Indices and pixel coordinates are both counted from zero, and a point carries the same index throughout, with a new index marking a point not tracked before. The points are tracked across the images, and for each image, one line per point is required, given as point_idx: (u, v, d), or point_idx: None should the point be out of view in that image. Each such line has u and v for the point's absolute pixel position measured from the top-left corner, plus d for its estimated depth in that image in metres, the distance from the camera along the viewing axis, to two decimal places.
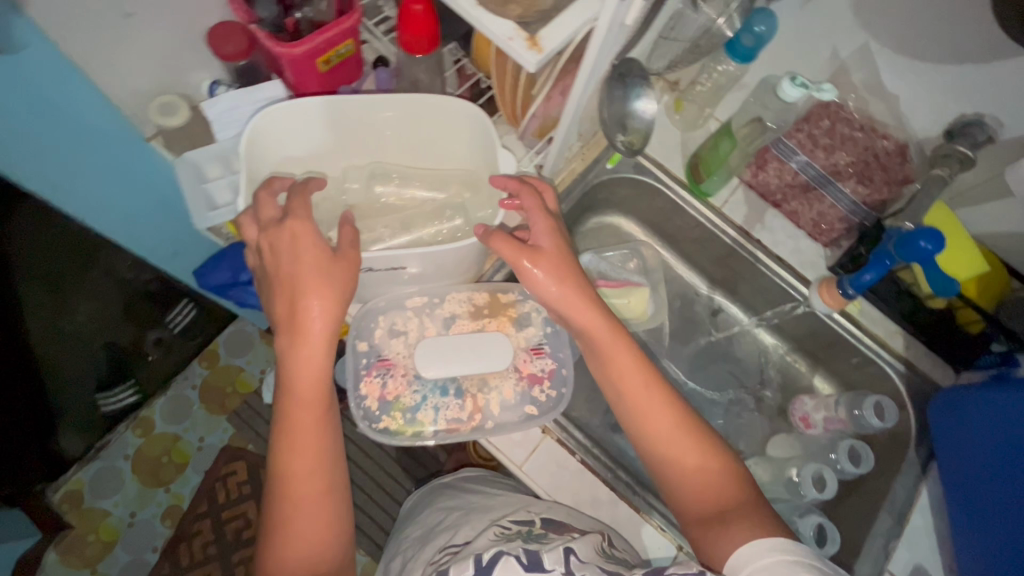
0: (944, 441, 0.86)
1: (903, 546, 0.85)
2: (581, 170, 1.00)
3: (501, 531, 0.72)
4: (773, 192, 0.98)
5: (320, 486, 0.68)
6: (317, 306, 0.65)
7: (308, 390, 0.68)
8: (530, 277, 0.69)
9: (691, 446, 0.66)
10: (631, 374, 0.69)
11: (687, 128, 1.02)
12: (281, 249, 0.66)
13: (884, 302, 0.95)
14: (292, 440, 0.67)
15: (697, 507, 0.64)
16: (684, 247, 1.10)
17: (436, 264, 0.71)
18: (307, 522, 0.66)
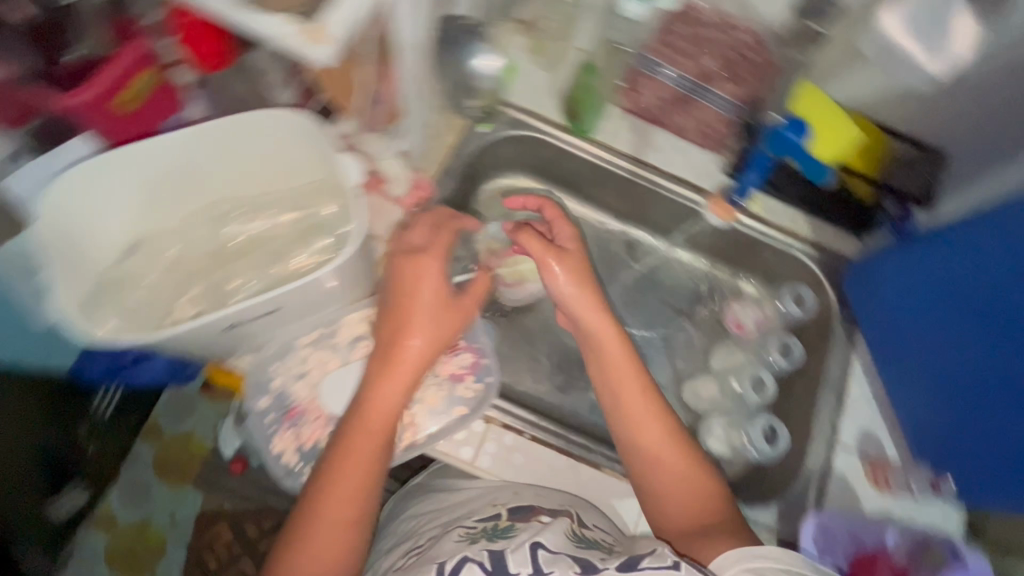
0: (880, 345, 0.90)
1: (847, 417, 0.90)
2: (456, 142, 0.93)
3: (466, 531, 0.71)
4: (653, 112, 0.96)
5: (345, 523, 0.64)
6: (414, 347, 0.67)
7: (381, 422, 0.66)
8: (547, 271, 0.76)
9: (681, 468, 0.71)
10: (634, 392, 0.73)
11: (552, 69, 0.97)
12: (403, 272, 0.68)
13: (782, 191, 0.96)
14: (340, 470, 0.64)
15: (681, 522, 0.70)
16: (584, 189, 1.06)
17: (310, 297, 0.66)
18: (318, 555, 0.63)
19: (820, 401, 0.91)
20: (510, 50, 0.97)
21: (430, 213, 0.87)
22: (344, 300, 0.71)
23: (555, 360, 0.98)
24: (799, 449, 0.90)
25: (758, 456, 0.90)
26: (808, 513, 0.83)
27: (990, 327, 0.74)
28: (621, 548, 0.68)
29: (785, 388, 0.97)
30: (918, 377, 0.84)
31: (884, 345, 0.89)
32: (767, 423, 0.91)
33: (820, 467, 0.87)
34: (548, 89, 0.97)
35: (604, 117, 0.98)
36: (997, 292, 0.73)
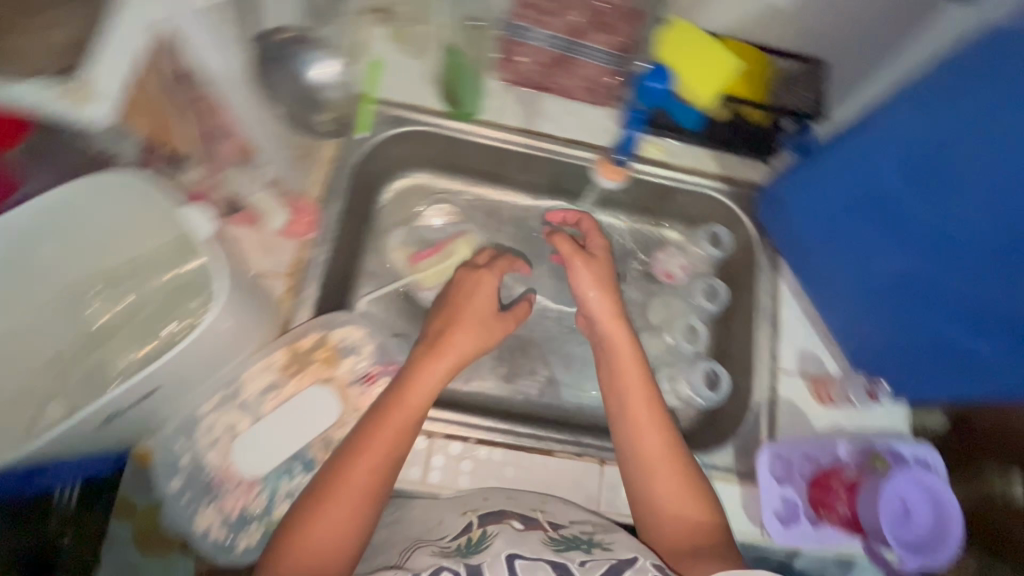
0: (823, 292, 0.89)
1: (784, 342, 0.91)
2: (336, 154, 0.87)
3: (439, 544, 0.67)
4: (536, 80, 0.92)
5: (356, 505, 0.64)
6: (460, 344, 0.76)
7: (417, 400, 0.70)
8: (580, 287, 0.85)
9: (678, 481, 0.71)
10: (639, 402, 0.75)
11: (418, 55, 0.92)
12: (463, 286, 0.83)
13: (681, 131, 0.93)
14: (369, 442, 0.66)
15: (672, 542, 0.68)
16: (486, 171, 1.01)
17: (190, 358, 0.61)
18: (322, 537, 0.62)
19: (755, 334, 0.91)
20: (372, 45, 0.91)
21: (323, 240, 0.83)
22: (236, 349, 0.68)
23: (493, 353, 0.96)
24: (745, 383, 0.90)
25: (703, 403, 0.92)
26: (762, 447, 0.83)
27: (894, 237, 0.74)
28: (600, 535, 0.69)
29: (725, 326, 0.97)
30: (852, 296, 0.84)
31: (809, 268, 0.90)
32: (708, 368, 0.92)
33: (767, 397, 0.88)
34: (422, 77, 0.92)
35: (489, 95, 0.93)
36: (889, 201, 0.72)
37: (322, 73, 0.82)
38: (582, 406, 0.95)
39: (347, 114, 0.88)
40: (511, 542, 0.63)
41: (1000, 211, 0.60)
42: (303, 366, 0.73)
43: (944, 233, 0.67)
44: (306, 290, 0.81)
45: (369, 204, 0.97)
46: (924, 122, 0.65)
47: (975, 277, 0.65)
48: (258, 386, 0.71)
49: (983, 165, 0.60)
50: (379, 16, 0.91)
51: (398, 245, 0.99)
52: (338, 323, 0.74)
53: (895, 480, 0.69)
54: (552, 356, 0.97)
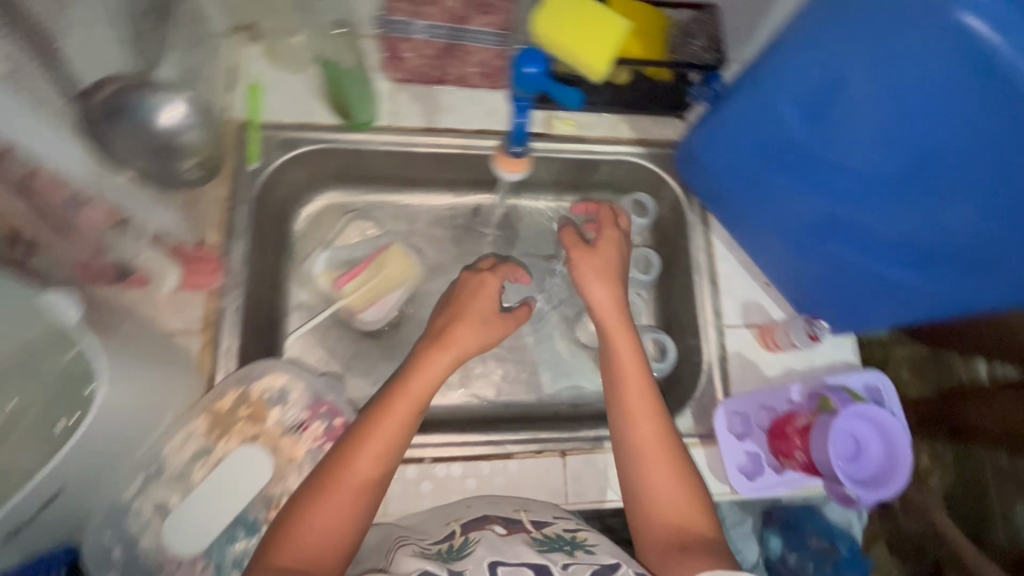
0: (770, 255, 0.86)
1: (725, 297, 0.90)
2: (230, 192, 0.82)
3: (421, 549, 0.66)
4: (428, 73, 0.88)
5: (355, 499, 0.63)
6: (466, 342, 0.75)
7: (415, 400, 0.69)
8: (583, 286, 0.81)
9: (672, 469, 0.68)
10: (634, 385, 0.73)
11: (299, 68, 0.87)
12: (463, 289, 0.80)
13: (588, 101, 0.90)
14: (372, 431, 0.66)
15: (659, 534, 0.66)
16: (399, 178, 0.97)
17: (98, 435, 0.57)
18: (319, 530, 0.61)
19: (696, 295, 0.90)
20: (248, 69, 0.86)
21: (234, 287, 0.79)
22: (146, 419, 0.64)
23: None
24: (692, 345, 0.90)
25: (656, 375, 0.90)
26: (717, 406, 0.84)
27: (799, 179, 0.72)
28: (582, 534, 0.69)
29: (667, 290, 0.96)
30: (776, 240, 0.83)
31: (730, 216, 0.88)
32: (655, 339, 0.89)
33: (717, 355, 0.87)
34: (307, 93, 0.87)
35: (380, 99, 0.89)
36: (790, 143, 0.70)
37: (172, 122, 0.72)
38: (538, 398, 0.94)
39: (235, 147, 0.83)
40: (494, 549, 0.62)
41: (896, 139, 0.59)
42: (229, 425, 0.70)
43: (847, 169, 0.66)
44: (223, 345, 0.77)
45: (283, 236, 0.92)
46: (808, 60, 0.62)
47: (884, 206, 0.65)
48: (185, 455, 0.68)
49: (871, 97, 0.58)
50: (248, 36, 0.86)
51: (325, 271, 0.91)
52: (258, 373, 0.71)
53: (841, 418, 0.69)
54: (502, 354, 0.95)
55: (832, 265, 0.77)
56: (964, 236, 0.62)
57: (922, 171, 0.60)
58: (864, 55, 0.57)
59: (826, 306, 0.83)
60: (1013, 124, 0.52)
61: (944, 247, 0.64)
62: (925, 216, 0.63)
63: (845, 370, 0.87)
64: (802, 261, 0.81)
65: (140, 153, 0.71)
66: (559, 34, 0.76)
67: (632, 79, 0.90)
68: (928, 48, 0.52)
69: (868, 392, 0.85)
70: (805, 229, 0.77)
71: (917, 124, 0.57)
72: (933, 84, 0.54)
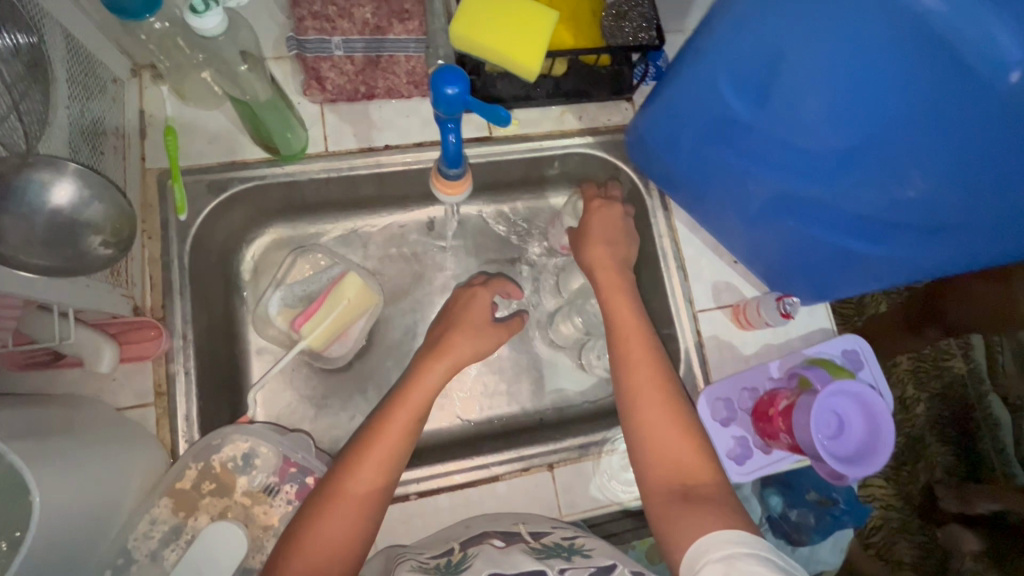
0: (740, 240, 0.82)
1: (695, 281, 0.88)
2: (162, 249, 0.77)
3: (417, 563, 0.66)
4: (354, 90, 0.83)
5: (363, 506, 0.64)
6: (464, 351, 0.77)
7: (418, 402, 0.72)
8: (580, 244, 0.84)
9: (671, 416, 0.70)
10: (630, 341, 0.75)
11: (214, 105, 0.81)
12: (456, 309, 0.83)
13: (528, 97, 0.85)
14: (376, 441, 0.67)
15: (661, 481, 0.67)
16: (343, 203, 0.91)
17: (57, 533, 0.53)
18: (323, 542, 0.61)
19: (665, 283, 0.88)
20: (160, 111, 0.80)
21: (183, 350, 0.75)
22: (105, 511, 0.60)
23: None
24: (667, 334, 0.89)
25: None
26: (700, 395, 0.82)
27: (751, 158, 0.69)
28: (580, 540, 0.68)
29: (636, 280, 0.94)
30: (737, 221, 0.79)
31: (688, 199, 0.84)
32: None
33: (693, 342, 0.86)
34: (229, 127, 0.81)
35: (306, 124, 0.83)
36: (737, 124, 0.66)
37: (67, 202, 0.53)
38: (522, 408, 0.92)
39: (160, 197, 0.78)
40: (491, 562, 0.61)
41: (841, 111, 0.57)
42: (194, 502, 0.68)
43: (796, 145, 0.62)
44: (180, 413, 0.73)
45: (230, 283, 0.87)
46: (745, 35, 0.58)
47: (839, 181, 0.63)
48: (154, 542, 0.65)
49: (812, 68, 0.55)
50: (155, 75, 0.80)
51: (280, 313, 0.86)
52: (219, 442, 0.69)
53: (823, 396, 0.68)
54: (479, 369, 0.93)
55: (804, 242, 0.73)
56: (921, 204, 0.60)
57: (871, 142, 0.57)
58: (799, 26, 0.54)
59: (803, 282, 0.80)
60: (966, 89, 0.50)
61: (903, 216, 0.62)
62: (882, 187, 0.61)
63: (823, 339, 0.87)
64: (774, 241, 0.77)
65: (34, 247, 0.51)
66: (485, 32, 0.71)
67: (568, 68, 0.84)
68: (863, 13, 0.50)
69: (848, 358, 0.84)
70: (771, 209, 0.72)
71: (866, 98, 0.54)
72: (871, 53, 0.51)
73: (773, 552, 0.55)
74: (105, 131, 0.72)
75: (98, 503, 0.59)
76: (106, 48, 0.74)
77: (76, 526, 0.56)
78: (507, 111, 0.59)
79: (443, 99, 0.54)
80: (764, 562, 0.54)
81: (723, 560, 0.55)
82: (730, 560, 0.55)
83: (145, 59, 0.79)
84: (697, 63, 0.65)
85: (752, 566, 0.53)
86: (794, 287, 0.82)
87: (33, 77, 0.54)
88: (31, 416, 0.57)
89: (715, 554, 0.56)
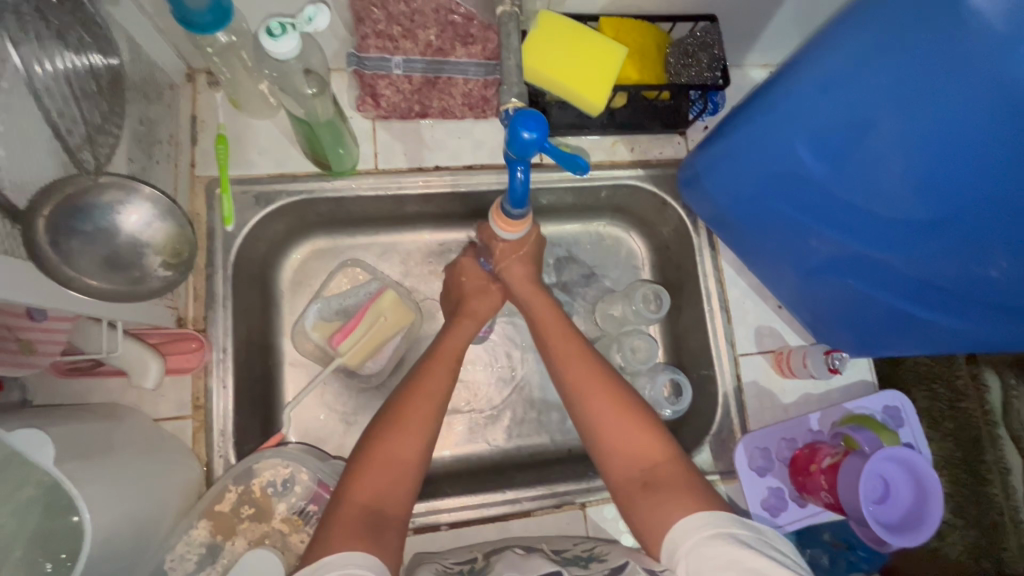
0: (790, 294, 0.81)
1: (737, 324, 0.87)
2: (206, 259, 0.76)
3: (443, 569, 0.66)
4: (409, 108, 0.81)
5: (421, 429, 0.66)
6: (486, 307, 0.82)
7: (450, 353, 0.76)
8: (495, 262, 0.78)
9: (611, 401, 0.68)
10: (559, 337, 0.75)
11: (267, 114, 0.79)
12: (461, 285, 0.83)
13: (583, 125, 0.83)
14: (424, 383, 0.70)
15: (621, 473, 0.65)
16: (385, 218, 0.89)
17: (104, 541, 0.54)
18: (393, 461, 0.63)
19: (707, 323, 0.87)
20: (212, 117, 0.78)
21: (221, 364, 0.74)
22: (146, 524, 0.60)
23: (446, 407, 0.90)
24: (705, 375, 0.87)
25: (672, 416, 0.85)
26: (738, 441, 0.81)
27: (815, 214, 0.67)
28: (599, 549, 0.67)
29: (676, 317, 0.93)
30: (792, 273, 0.77)
31: (740, 244, 0.82)
32: (671, 377, 0.84)
33: (731, 385, 0.84)
34: (280, 139, 0.80)
35: (358, 140, 0.82)
36: (805, 177, 0.65)
37: (135, 224, 0.54)
38: (552, 438, 0.91)
39: (207, 206, 0.77)
40: (511, 564, 0.60)
41: (929, 180, 0.55)
42: (233, 526, 0.68)
43: (868, 209, 0.61)
44: (216, 427, 0.73)
45: (268, 293, 0.86)
46: (835, 93, 0.57)
47: (912, 249, 0.61)
48: (189, 564, 0.66)
49: (899, 132, 0.54)
50: (210, 80, 0.79)
51: (316, 326, 0.84)
52: (258, 466, 0.70)
53: (874, 460, 0.67)
54: (509, 396, 0.92)
55: (865, 308, 0.72)
56: (999, 286, 0.58)
57: (956, 214, 0.56)
58: (890, 93, 0.53)
59: (854, 342, 0.78)
60: None
61: (973, 292, 0.61)
62: (961, 257, 0.59)
63: (864, 392, 0.85)
64: (831, 301, 0.75)
65: (96, 269, 0.51)
66: (554, 65, 0.72)
67: (627, 100, 0.83)
68: (970, 84, 0.49)
69: (888, 415, 0.83)
70: (829, 264, 0.71)
71: (956, 150, 0.53)
72: (959, 110, 0.50)
73: (734, 523, 0.55)
74: (159, 139, 0.71)
75: (143, 501, 0.59)
76: (166, 54, 0.73)
77: (128, 528, 0.57)
78: (584, 160, 0.56)
79: (517, 141, 0.52)
80: (729, 539, 0.53)
81: (694, 551, 0.54)
82: (700, 547, 0.54)
83: (200, 63, 0.78)
84: (762, 106, 0.65)
85: (722, 549, 0.53)
86: (843, 343, 0.80)
87: (106, 95, 0.53)
88: (81, 429, 0.57)
89: (685, 546, 0.55)
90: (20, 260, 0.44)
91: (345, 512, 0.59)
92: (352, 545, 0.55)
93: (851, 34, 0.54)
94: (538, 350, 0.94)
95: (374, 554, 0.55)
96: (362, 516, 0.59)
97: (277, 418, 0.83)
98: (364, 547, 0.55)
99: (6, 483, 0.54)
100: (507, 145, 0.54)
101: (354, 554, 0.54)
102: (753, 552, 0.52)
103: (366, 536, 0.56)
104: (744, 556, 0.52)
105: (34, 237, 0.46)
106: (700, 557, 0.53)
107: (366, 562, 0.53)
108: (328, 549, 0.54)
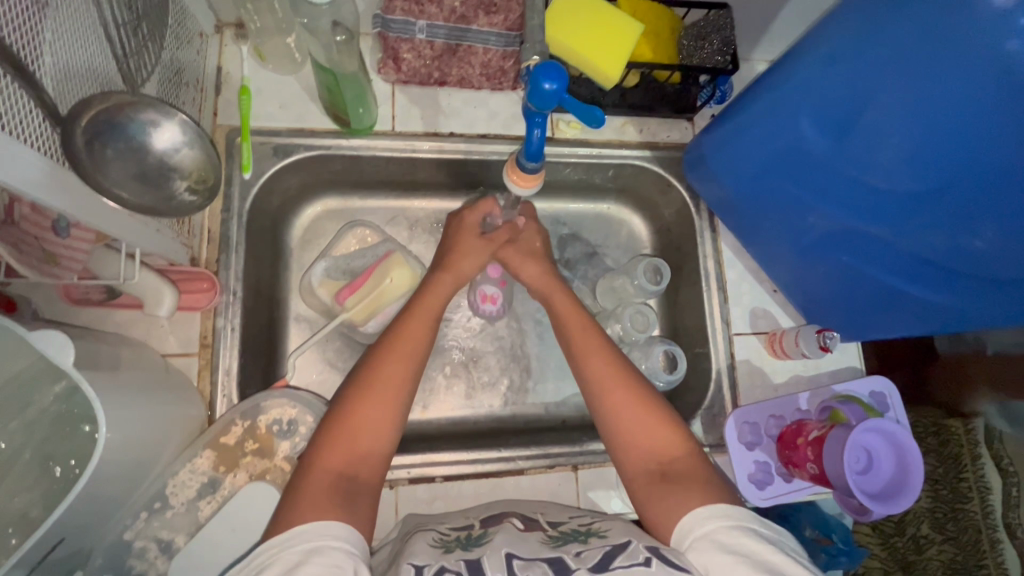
0: (786, 273, 0.84)
1: (732, 304, 0.90)
2: (223, 205, 0.77)
3: (439, 537, 0.66)
4: (427, 74, 0.84)
5: (393, 396, 0.66)
6: (468, 267, 0.80)
7: (432, 306, 0.75)
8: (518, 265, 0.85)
9: (631, 394, 0.70)
10: (580, 333, 0.77)
11: (291, 71, 0.82)
12: (459, 241, 0.82)
13: (597, 103, 0.86)
14: (392, 344, 0.70)
15: (638, 466, 0.67)
16: (397, 182, 0.91)
17: (121, 454, 0.56)
18: (373, 421, 0.64)
19: (704, 303, 0.89)
20: (237, 70, 0.81)
21: (229, 306, 0.75)
22: (156, 448, 0.62)
23: (446, 370, 0.91)
24: (698, 353, 0.90)
25: (666, 387, 0.87)
26: (728, 416, 0.83)
27: (818, 193, 0.70)
28: (597, 525, 0.67)
29: (675, 296, 0.96)
30: (788, 252, 0.81)
31: (742, 225, 0.85)
32: (665, 350, 0.86)
33: (725, 363, 0.87)
34: (301, 94, 0.82)
35: (377, 101, 0.85)
36: (809, 156, 0.68)
37: (167, 143, 0.57)
38: (545, 405, 0.93)
39: (227, 153, 0.79)
40: (510, 540, 0.61)
41: (918, 160, 0.59)
42: (236, 459, 0.70)
43: (867, 185, 0.64)
44: (222, 365, 0.74)
45: (278, 246, 0.88)
46: (837, 71, 0.60)
47: (905, 225, 0.64)
48: (190, 491, 0.68)
49: (896, 112, 0.58)
50: (237, 34, 0.81)
51: (325, 280, 0.85)
52: (266, 404, 0.72)
53: (857, 432, 0.70)
54: (507, 363, 0.93)
55: (859, 287, 0.75)
56: (989, 262, 0.61)
57: (944, 191, 0.59)
58: (894, 70, 0.56)
59: (842, 320, 0.82)
60: None
61: (965, 269, 0.63)
62: (949, 233, 0.62)
63: (852, 377, 0.89)
64: (825, 282, 0.79)
65: (128, 182, 0.54)
66: (573, 38, 0.77)
67: (639, 81, 0.86)
68: (970, 66, 0.51)
69: (874, 399, 0.85)
70: (825, 243, 0.74)
71: (942, 138, 0.56)
72: (947, 94, 0.54)
73: (754, 519, 0.57)
74: (186, 82, 0.74)
75: (156, 427, 0.61)
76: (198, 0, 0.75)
77: (137, 448, 0.58)
78: (601, 112, 0.60)
79: (539, 92, 0.56)
80: (748, 532, 0.56)
81: (710, 538, 0.56)
82: (717, 535, 0.56)
83: (230, 17, 0.81)
84: (767, 79, 0.68)
85: (740, 541, 0.55)
86: (832, 320, 0.83)
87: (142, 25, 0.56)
88: (99, 347, 0.58)
89: (698, 531, 0.57)
90: (58, 164, 0.46)
91: (315, 479, 0.59)
92: (325, 514, 0.55)
93: (859, 13, 0.57)
94: (538, 323, 0.96)
95: (350, 525, 0.56)
96: (336, 484, 0.59)
97: (280, 367, 0.85)
98: (339, 518, 0.56)
99: (26, 393, 0.56)
100: (528, 95, 0.57)
101: (330, 525, 0.54)
102: (778, 551, 0.54)
103: (337, 506, 0.57)
104: (761, 549, 0.54)
105: (74, 143, 0.49)
106: (716, 544, 0.55)
107: (342, 533, 0.54)
108: (297, 520, 0.55)
